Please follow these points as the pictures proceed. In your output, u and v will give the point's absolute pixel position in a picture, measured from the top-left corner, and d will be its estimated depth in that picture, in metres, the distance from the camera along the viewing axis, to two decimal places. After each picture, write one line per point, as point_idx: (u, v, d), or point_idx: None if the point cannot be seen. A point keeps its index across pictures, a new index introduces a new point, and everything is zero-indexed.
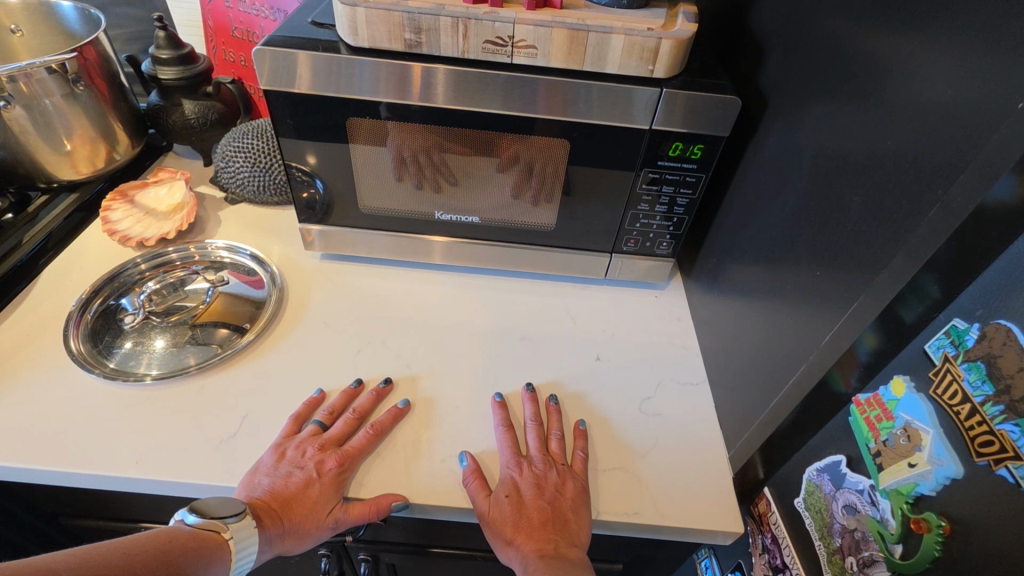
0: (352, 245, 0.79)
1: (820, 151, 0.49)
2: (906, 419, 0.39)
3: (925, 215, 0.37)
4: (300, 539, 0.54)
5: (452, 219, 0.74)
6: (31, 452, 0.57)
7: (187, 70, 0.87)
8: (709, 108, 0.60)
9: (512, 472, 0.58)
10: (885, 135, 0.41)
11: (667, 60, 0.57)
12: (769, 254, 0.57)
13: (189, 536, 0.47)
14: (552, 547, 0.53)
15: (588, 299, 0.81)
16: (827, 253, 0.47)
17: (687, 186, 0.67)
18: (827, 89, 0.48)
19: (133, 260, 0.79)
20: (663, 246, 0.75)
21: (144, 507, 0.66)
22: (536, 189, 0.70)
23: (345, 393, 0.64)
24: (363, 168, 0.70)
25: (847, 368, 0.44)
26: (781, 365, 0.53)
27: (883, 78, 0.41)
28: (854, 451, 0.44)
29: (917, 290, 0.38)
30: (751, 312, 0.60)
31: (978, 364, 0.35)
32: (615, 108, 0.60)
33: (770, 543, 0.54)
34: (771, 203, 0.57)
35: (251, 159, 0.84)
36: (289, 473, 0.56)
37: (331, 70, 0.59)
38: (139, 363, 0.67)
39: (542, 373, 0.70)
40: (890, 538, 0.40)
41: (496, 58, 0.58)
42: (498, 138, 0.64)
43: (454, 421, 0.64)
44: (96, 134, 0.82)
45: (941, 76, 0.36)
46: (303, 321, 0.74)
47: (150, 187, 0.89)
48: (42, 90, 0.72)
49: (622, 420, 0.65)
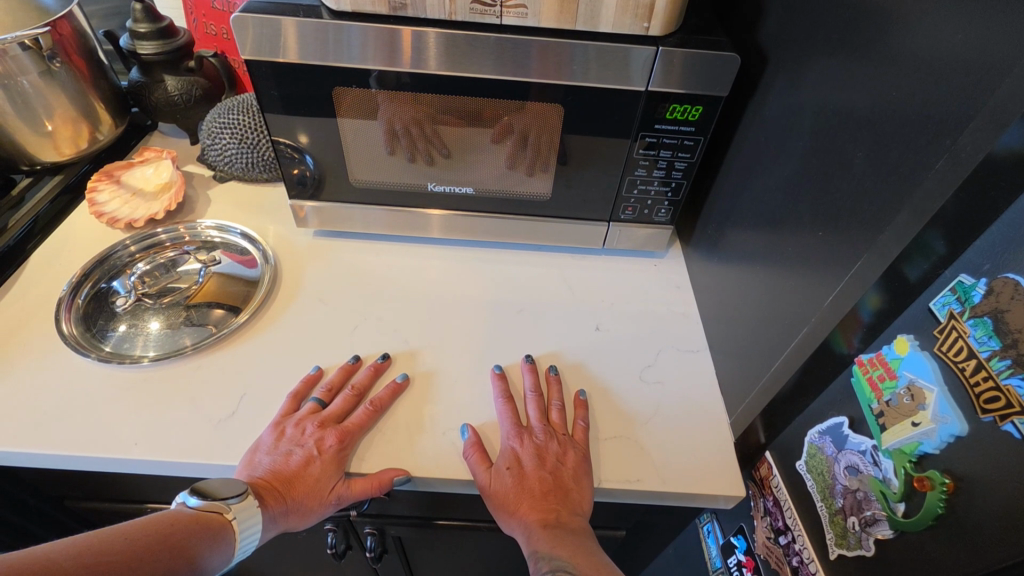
0: (346, 221, 0.77)
1: (823, 106, 0.48)
2: (910, 378, 0.39)
3: (932, 167, 0.35)
4: (303, 516, 0.55)
5: (446, 191, 0.73)
6: (29, 437, 0.57)
7: (167, 44, 0.84)
8: (707, 67, 0.58)
9: (513, 444, 0.58)
10: (891, 86, 0.39)
11: (663, 17, 0.55)
12: (770, 217, 0.56)
13: (191, 518, 0.47)
14: (555, 517, 0.53)
15: (587, 269, 0.80)
16: (830, 212, 0.46)
17: (685, 149, 0.66)
18: (830, 40, 0.46)
19: (122, 243, 0.77)
20: (662, 213, 0.74)
21: (149, 487, 0.66)
22: (531, 158, 0.69)
23: (343, 370, 0.63)
24: (354, 141, 0.68)
25: (850, 330, 0.43)
26: (783, 329, 0.52)
27: (889, 25, 0.39)
28: (857, 412, 0.43)
29: (922, 247, 0.37)
30: (752, 276, 0.59)
31: (984, 319, 0.34)
32: (610, 69, 0.58)
33: (772, 505, 0.54)
34: (772, 163, 0.56)
35: (237, 135, 0.81)
36: (289, 451, 0.55)
37: (318, 37, 0.57)
38: (135, 345, 0.66)
39: (541, 345, 0.69)
40: (893, 497, 0.40)
41: (485, 20, 0.56)
42: (490, 105, 0.62)
43: (454, 394, 0.63)
44: (77, 114, 0.80)
45: (949, 20, 0.34)
46: (297, 300, 0.73)
47: (136, 167, 0.87)
48: (18, 68, 0.70)
49: (622, 390, 0.65)
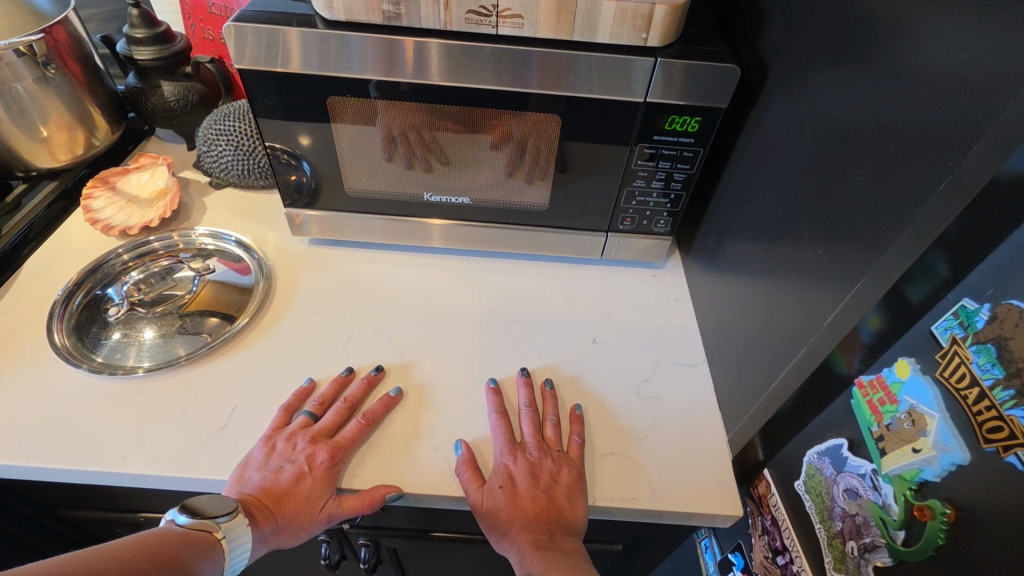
0: (342, 229, 0.77)
1: (824, 120, 0.47)
2: (910, 403, 0.38)
3: (934, 188, 0.34)
4: (294, 533, 0.54)
5: (443, 200, 0.72)
6: (18, 448, 0.57)
7: (164, 49, 0.83)
8: (706, 78, 0.57)
9: (506, 461, 0.57)
10: (894, 103, 0.38)
11: (662, 28, 0.54)
12: (770, 231, 0.55)
13: (179, 537, 0.46)
14: (548, 537, 0.52)
15: (585, 279, 0.79)
16: (831, 229, 0.45)
17: (684, 160, 0.65)
18: (832, 54, 0.45)
19: (116, 250, 0.77)
20: (661, 224, 0.73)
21: (141, 498, 0.66)
22: (529, 166, 0.68)
23: (335, 382, 0.63)
24: (351, 149, 0.68)
25: (849, 350, 0.42)
26: (782, 346, 0.51)
27: (892, 41, 0.38)
28: (856, 435, 0.42)
29: (924, 269, 0.36)
30: (751, 291, 0.58)
31: (988, 346, 0.33)
32: (608, 80, 0.57)
33: (769, 524, 0.53)
34: (772, 176, 0.55)
35: (233, 142, 0.81)
36: (280, 467, 0.55)
37: (314, 45, 0.56)
38: (127, 355, 0.65)
39: (538, 357, 0.68)
40: (892, 524, 0.39)
41: (481, 30, 0.55)
42: (488, 114, 0.62)
43: (448, 407, 0.63)
44: (73, 119, 0.79)
45: (954, 38, 0.34)
46: (292, 309, 0.72)
47: (132, 173, 0.87)
48: (13, 74, 0.70)
49: (618, 404, 0.64)
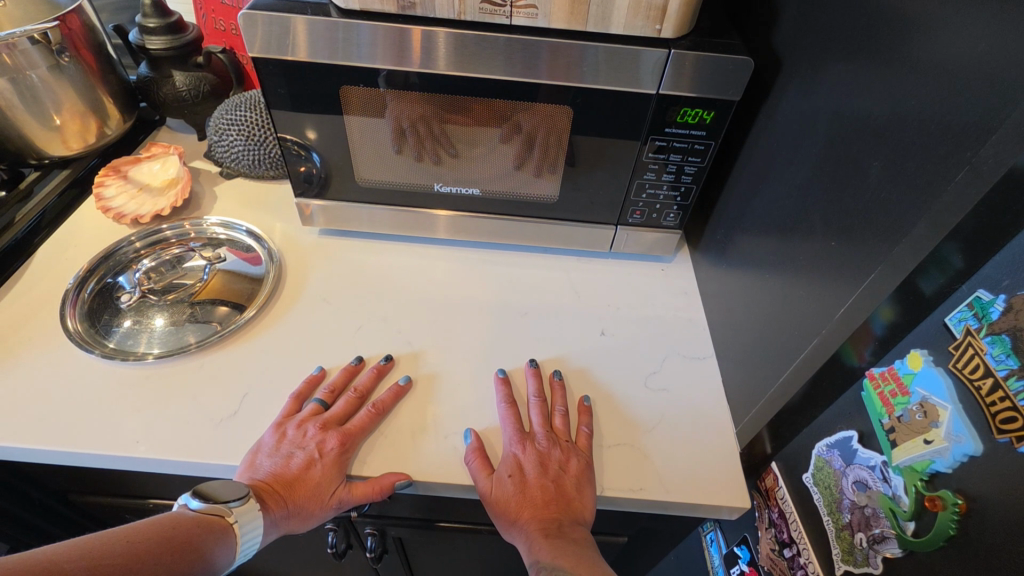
0: (352, 220, 0.77)
1: (838, 113, 0.46)
2: (922, 395, 0.38)
3: (952, 179, 0.34)
4: (305, 519, 0.54)
5: (452, 191, 0.72)
6: (32, 432, 0.57)
7: (175, 39, 0.83)
8: (719, 71, 0.57)
9: (515, 450, 0.57)
10: (909, 94, 0.38)
11: (676, 20, 0.54)
12: (781, 224, 0.55)
13: (192, 521, 0.47)
14: (556, 526, 0.53)
15: (593, 273, 0.79)
16: (844, 221, 0.45)
17: (695, 154, 0.65)
18: (846, 46, 0.45)
19: (128, 239, 0.77)
20: (670, 217, 0.73)
21: (151, 483, 0.67)
22: (539, 159, 0.68)
23: (346, 371, 0.63)
24: (361, 140, 0.68)
25: (861, 343, 0.43)
26: (792, 339, 0.51)
27: (908, 33, 0.38)
28: (866, 427, 0.43)
29: (939, 261, 0.36)
30: (761, 284, 0.58)
31: (1002, 337, 0.33)
32: (621, 72, 0.57)
33: (777, 517, 0.53)
34: (784, 170, 0.55)
35: (243, 132, 0.81)
36: (290, 454, 0.55)
37: (327, 35, 0.56)
38: (139, 342, 0.66)
39: (546, 349, 0.69)
40: (902, 515, 0.39)
41: (494, 20, 0.55)
42: (498, 105, 0.62)
43: (456, 396, 0.63)
44: (85, 108, 0.80)
45: (972, 28, 0.33)
46: (301, 299, 0.73)
47: (143, 162, 0.87)
48: (28, 62, 0.70)
49: (627, 396, 0.64)
